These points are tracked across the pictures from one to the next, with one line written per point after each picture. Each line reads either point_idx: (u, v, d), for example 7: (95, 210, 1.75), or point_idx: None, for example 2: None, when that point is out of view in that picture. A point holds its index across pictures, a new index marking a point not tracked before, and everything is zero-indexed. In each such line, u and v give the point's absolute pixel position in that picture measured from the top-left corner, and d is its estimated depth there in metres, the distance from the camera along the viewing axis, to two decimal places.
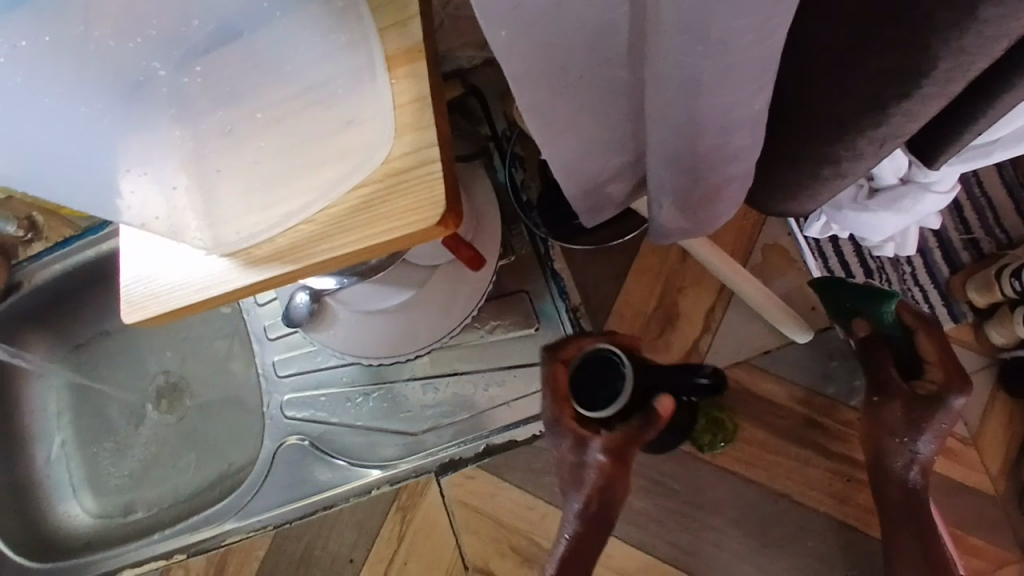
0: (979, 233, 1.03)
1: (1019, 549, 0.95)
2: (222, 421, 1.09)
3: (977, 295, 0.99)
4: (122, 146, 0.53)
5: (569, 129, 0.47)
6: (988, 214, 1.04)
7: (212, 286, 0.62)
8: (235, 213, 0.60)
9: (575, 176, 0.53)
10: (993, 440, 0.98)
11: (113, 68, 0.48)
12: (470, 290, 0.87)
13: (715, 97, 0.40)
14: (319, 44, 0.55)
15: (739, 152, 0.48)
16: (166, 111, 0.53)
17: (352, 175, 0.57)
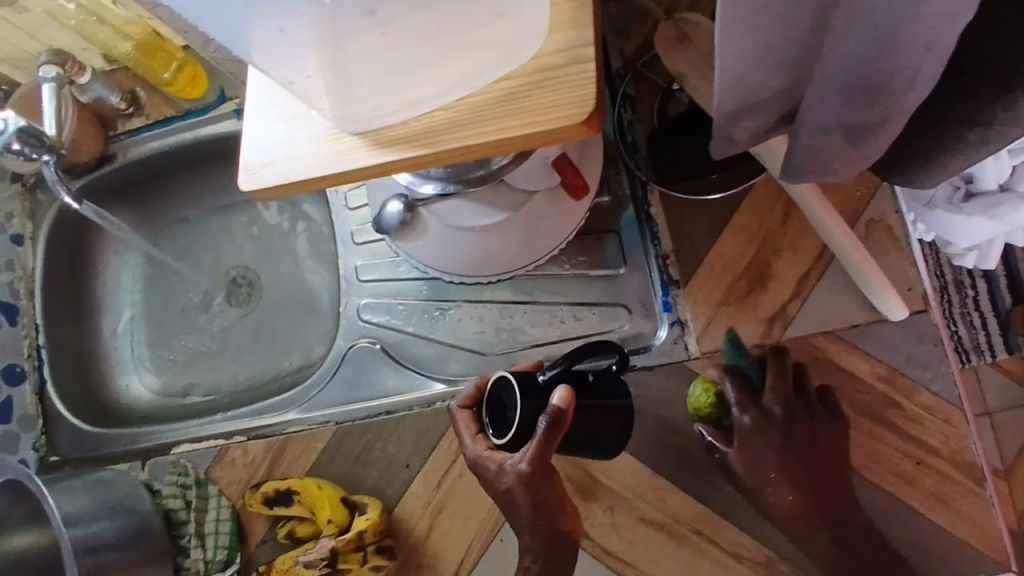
0: None
1: None
2: (287, 323, 1.12)
3: None
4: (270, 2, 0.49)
5: (747, 34, 0.46)
6: None
7: (339, 162, 0.64)
8: (366, 94, 0.60)
9: (730, 88, 0.52)
10: None
11: None
12: (563, 221, 0.86)
13: (924, 6, 0.39)
14: None
15: (913, 81, 0.47)
16: None
17: (501, 66, 0.58)
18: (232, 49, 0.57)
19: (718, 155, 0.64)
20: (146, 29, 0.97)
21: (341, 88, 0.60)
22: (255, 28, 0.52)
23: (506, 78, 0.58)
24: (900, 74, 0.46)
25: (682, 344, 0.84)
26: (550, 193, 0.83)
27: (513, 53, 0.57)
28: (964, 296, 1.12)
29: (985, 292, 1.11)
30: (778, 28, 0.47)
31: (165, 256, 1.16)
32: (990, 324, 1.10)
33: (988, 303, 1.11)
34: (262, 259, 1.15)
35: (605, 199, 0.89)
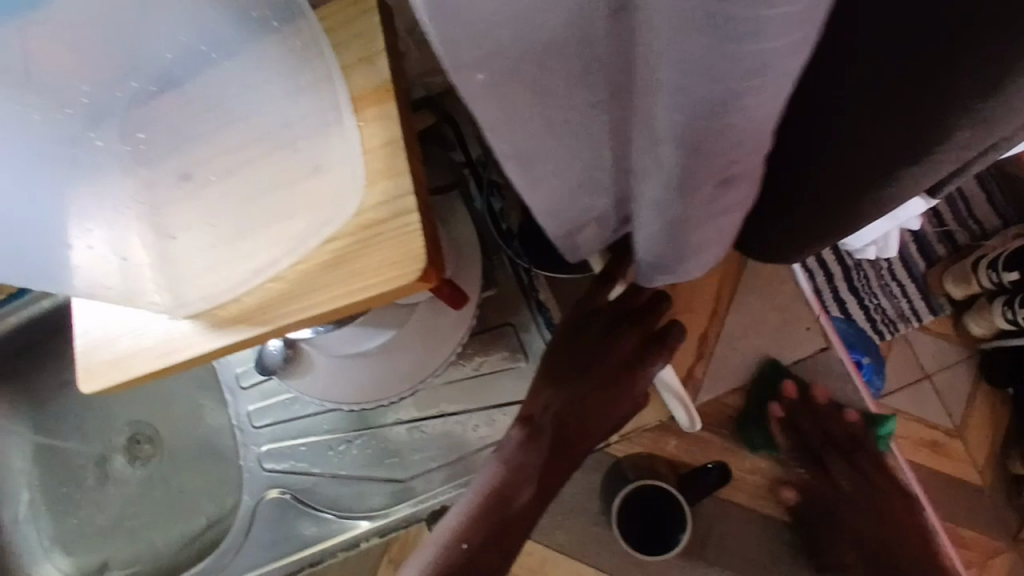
0: (953, 226, 1.21)
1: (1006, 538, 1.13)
2: (200, 470, 1.05)
3: (955, 288, 1.17)
4: (76, 205, 0.49)
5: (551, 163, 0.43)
6: (962, 207, 1.21)
7: (177, 351, 0.58)
8: (196, 270, 0.56)
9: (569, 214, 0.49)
10: (978, 434, 1.17)
11: (54, 128, 0.45)
12: (451, 326, 0.82)
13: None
14: (275, 89, 0.52)
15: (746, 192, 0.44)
16: (118, 161, 0.51)
17: (323, 229, 0.53)
18: (32, 270, 0.52)
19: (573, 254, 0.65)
20: None
21: (166, 272, 0.56)
22: (65, 240, 0.50)
23: (331, 237, 0.53)
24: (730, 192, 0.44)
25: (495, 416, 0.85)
26: (431, 304, 0.79)
27: (328, 212, 0.53)
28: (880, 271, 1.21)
29: (899, 263, 1.21)
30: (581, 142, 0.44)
31: (54, 427, 1.07)
32: (911, 290, 1.21)
33: (904, 273, 1.22)
34: (159, 410, 1.07)
35: (491, 292, 0.85)
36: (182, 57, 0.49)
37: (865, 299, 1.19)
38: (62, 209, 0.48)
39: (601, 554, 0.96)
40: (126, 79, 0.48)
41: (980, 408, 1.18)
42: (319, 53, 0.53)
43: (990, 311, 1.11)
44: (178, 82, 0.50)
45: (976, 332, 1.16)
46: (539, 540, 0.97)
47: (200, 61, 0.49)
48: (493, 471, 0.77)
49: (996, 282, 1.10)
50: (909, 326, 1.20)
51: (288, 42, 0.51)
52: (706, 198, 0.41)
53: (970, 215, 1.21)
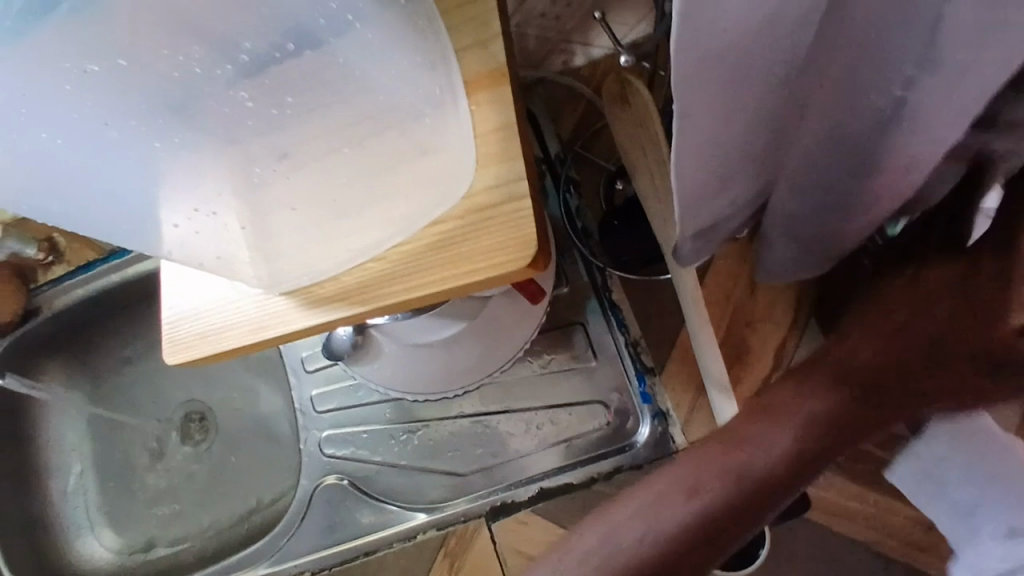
0: None
1: None
2: (250, 453, 1.05)
3: None
4: (168, 175, 0.47)
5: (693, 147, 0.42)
6: None
7: (269, 326, 0.58)
8: (296, 250, 0.55)
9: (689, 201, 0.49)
10: None
11: (154, 88, 0.40)
12: (521, 322, 0.81)
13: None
14: (403, 63, 0.47)
15: None
16: (211, 132, 0.44)
17: (431, 210, 0.53)
18: (135, 231, 0.52)
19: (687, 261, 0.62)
20: None
21: (260, 247, 0.54)
22: (156, 212, 0.49)
23: (440, 219, 0.53)
24: None
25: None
26: (505, 296, 0.78)
27: (439, 195, 0.53)
28: None
29: None
30: (724, 135, 0.43)
31: (110, 400, 1.08)
32: None
33: None
34: (213, 391, 1.07)
35: (565, 290, 0.85)
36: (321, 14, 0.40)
37: None
38: (150, 181, 0.47)
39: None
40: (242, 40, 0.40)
41: None
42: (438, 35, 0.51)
43: None
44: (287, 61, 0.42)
45: None
46: None
47: (339, 27, 0.42)
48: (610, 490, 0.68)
49: None
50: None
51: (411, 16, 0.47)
52: None
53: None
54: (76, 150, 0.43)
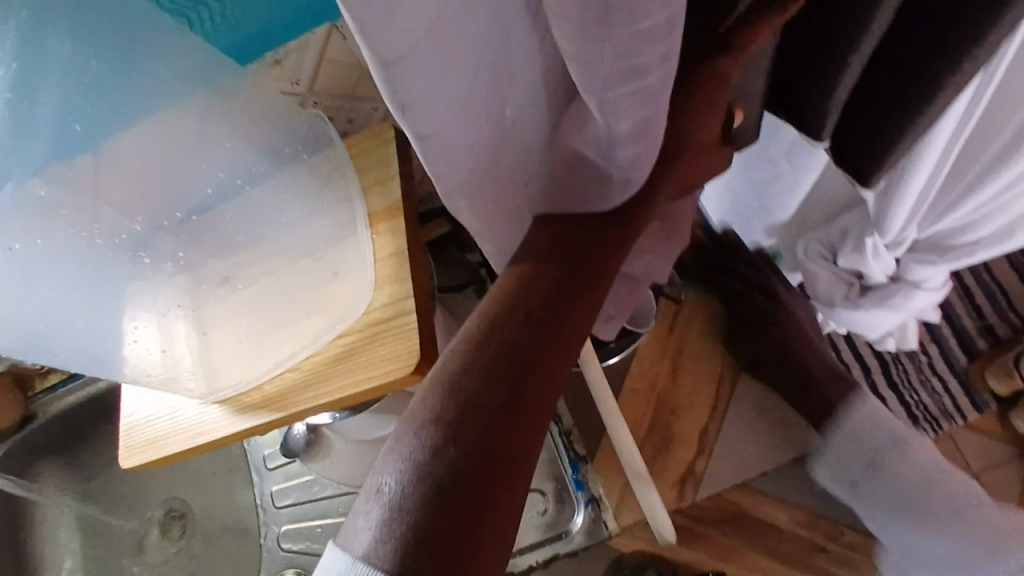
0: (992, 320, 1.36)
1: None
2: (226, 548, 1.09)
3: (997, 383, 1.28)
4: (130, 289, 0.63)
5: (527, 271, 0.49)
6: (1002, 301, 1.37)
7: (204, 431, 0.64)
8: (229, 360, 0.65)
9: None
10: None
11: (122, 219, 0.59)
12: None
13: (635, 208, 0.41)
14: (306, 202, 0.66)
15: None
16: (169, 259, 0.65)
17: (337, 325, 0.60)
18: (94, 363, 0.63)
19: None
20: None
21: (202, 358, 0.66)
22: (118, 326, 0.63)
23: (344, 333, 0.60)
24: None
25: (383, 483, 0.40)
26: None
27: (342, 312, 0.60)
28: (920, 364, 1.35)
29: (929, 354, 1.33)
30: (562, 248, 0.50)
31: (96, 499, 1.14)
32: (954, 385, 1.33)
33: (946, 366, 1.35)
34: (193, 488, 1.13)
35: None
36: (246, 171, 0.65)
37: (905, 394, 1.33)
38: (119, 306, 0.63)
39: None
40: (192, 194, 0.64)
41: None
42: (337, 175, 0.66)
43: None
44: (221, 201, 0.65)
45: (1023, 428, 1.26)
46: None
47: (255, 178, 0.66)
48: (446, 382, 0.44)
49: None
50: (953, 424, 1.31)
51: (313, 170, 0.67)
52: None
53: (1011, 309, 1.36)
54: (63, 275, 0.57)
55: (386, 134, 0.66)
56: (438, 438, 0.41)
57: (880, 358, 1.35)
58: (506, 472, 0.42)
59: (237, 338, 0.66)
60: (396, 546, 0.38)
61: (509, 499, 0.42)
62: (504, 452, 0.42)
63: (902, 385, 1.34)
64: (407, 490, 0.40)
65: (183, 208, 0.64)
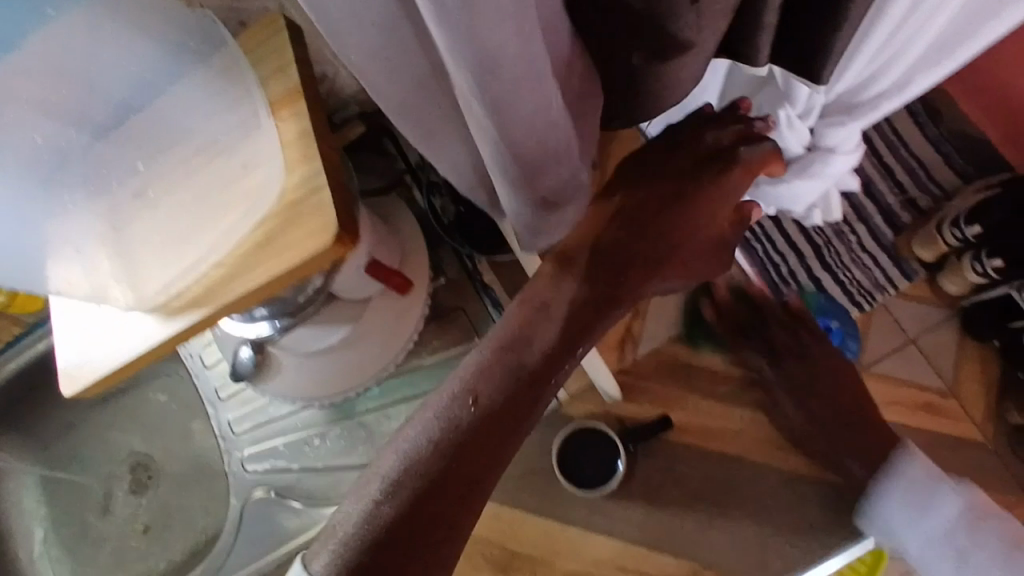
0: (916, 192, 1.37)
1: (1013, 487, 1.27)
2: (199, 490, 1.11)
3: (925, 249, 1.30)
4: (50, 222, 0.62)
5: (415, 114, 0.50)
6: (926, 171, 1.38)
7: (138, 343, 0.64)
8: (152, 273, 0.64)
9: (449, 163, 0.56)
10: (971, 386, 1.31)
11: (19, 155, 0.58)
12: (404, 316, 0.89)
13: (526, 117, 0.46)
14: (207, 102, 0.63)
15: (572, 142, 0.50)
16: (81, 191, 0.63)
17: (253, 213, 0.60)
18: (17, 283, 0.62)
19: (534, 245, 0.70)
20: None
21: (127, 275, 0.65)
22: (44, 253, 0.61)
23: (260, 222, 0.60)
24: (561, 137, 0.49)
25: (340, 518, 0.56)
26: (383, 296, 0.87)
27: (257, 200, 0.61)
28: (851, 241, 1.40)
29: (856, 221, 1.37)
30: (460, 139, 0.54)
31: (59, 466, 1.13)
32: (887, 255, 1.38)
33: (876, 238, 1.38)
34: (157, 440, 1.14)
35: (442, 282, 0.93)
36: (142, 87, 0.63)
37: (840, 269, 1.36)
38: (43, 232, 0.61)
39: (613, 533, 0.87)
40: (95, 110, 0.63)
41: (969, 363, 1.31)
42: (235, 68, 0.63)
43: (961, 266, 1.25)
44: (122, 123, 0.64)
45: (954, 288, 1.29)
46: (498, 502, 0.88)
47: (155, 91, 0.63)
48: (415, 435, 0.58)
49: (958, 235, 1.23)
50: (886, 295, 1.33)
51: (214, 69, 0.63)
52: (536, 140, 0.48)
53: (933, 179, 1.37)
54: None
55: (279, 24, 0.64)
56: (399, 477, 0.56)
57: (811, 243, 1.36)
58: (457, 496, 0.57)
59: (162, 240, 0.64)
60: (345, 565, 0.53)
61: (467, 493, 0.57)
62: (456, 472, 0.57)
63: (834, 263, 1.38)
64: (373, 518, 0.55)
65: (92, 123, 0.63)
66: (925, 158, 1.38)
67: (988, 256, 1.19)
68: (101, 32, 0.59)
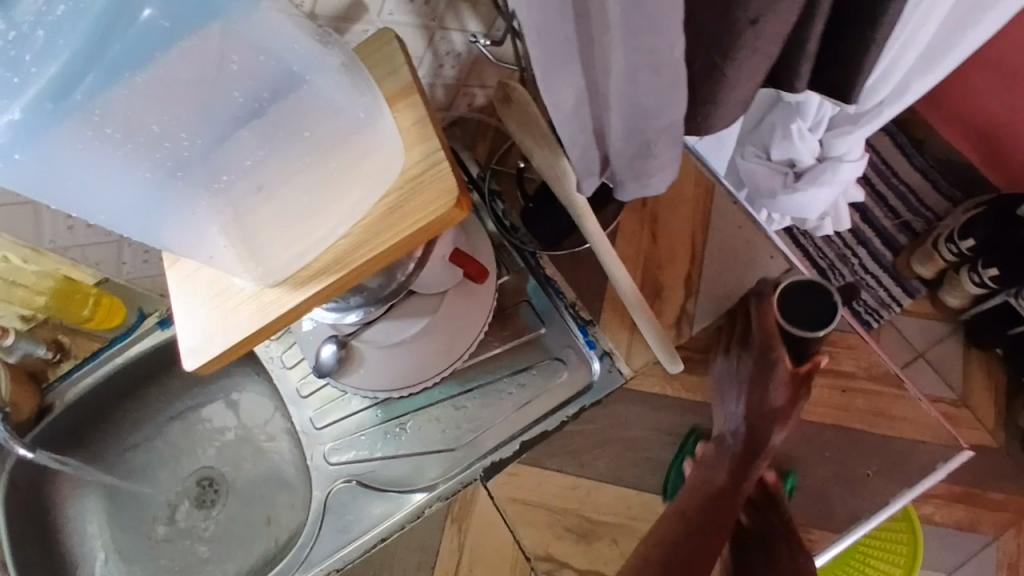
0: (909, 218, 1.54)
1: (1017, 486, 1.37)
2: (260, 501, 1.14)
3: (925, 269, 1.45)
4: (179, 199, 0.62)
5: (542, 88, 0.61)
6: (912, 198, 1.55)
7: (267, 310, 0.72)
8: (278, 249, 0.69)
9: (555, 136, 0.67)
10: (980, 399, 1.43)
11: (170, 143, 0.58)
12: (478, 305, 0.96)
13: (647, 113, 0.60)
14: (346, 92, 0.67)
15: (669, 116, 0.62)
16: (214, 179, 0.62)
17: (379, 188, 0.71)
18: (141, 235, 0.67)
19: (629, 195, 0.76)
20: (59, 278, 1.03)
21: (251, 252, 0.68)
22: (171, 220, 0.64)
23: (384, 196, 0.71)
24: (663, 111, 0.61)
25: None
26: (458, 288, 0.94)
27: (380, 175, 0.70)
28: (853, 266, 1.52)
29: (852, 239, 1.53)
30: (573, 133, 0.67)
31: (124, 482, 1.17)
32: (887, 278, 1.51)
33: (875, 264, 1.52)
34: (222, 454, 1.18)
35: (507, 278, 1.01)
36: (306, 63, 0.63)
37: (847, 292, 1.50)
38: (172, 211, 0.63)
39: None
40: (253, 88, 0.59)
41: (976, 376, 1.44)
42: (358, 71, 0.71)
43: (960, 278, 1.38)
44: (277, 105, 0.61)
45: (954, 302, 1.43)
46: (579, 474, 0.95)
47: (312, 72, 0.63)
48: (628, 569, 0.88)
49: (955, 253, 1.37)
50: (892, 312, 1.48)
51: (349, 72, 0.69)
52: (646, 105, 0.59)
53: (919, 204, 1.54)
54: (115, 174, 0.59)
55: (389, 38, 0.76)
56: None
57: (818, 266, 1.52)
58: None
59: (294, 212, 0.67)
60: None
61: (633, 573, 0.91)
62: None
63: (841, 287, 1.51)
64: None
65: (262, 92, 0.60)
66: (912, 183, 1.55)
67: (983, 266, 1.32)
68: (274, 20, 0.60)
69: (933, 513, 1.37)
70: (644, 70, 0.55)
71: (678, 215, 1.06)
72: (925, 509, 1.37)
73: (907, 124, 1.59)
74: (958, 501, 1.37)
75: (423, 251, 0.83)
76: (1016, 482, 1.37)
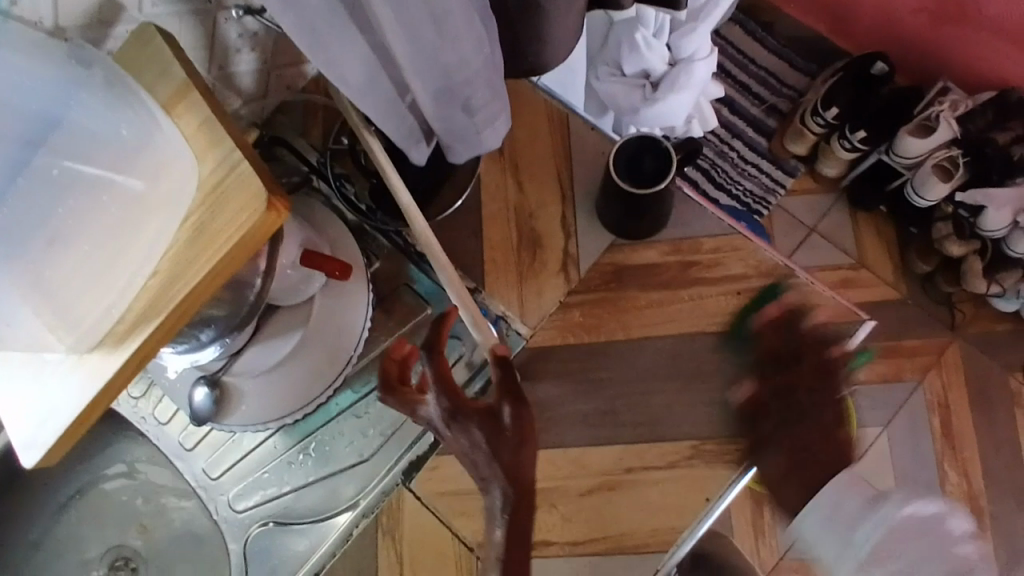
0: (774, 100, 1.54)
1: (927, 329, 1.42)
2: (184, 563, 1.04)
3: (798, 147, 1.47)
4: None
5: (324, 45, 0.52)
6: (773, 81, 1.54)
7: (90, 379, 0.61)
8: (90, 306, 0.60)
9: (363, 96, 0.59)
10: (878, 258, 1.46)
11: None
12: (354, 301, 0.87)
13: (449, 44, 0.53)
14: (115, 114, 0.60)
15: (474, 42, 0.55)
16: None
17: (179, 209, 0.60)
18: None
19: (464, 157, 0.71)
20: None
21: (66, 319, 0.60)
22: None
23: (186, 217, 0.60)
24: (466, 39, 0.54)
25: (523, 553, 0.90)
26: (325, 292, 0.86)
27: (176, 193, 0.60)
28: (732, 159, 1.52)
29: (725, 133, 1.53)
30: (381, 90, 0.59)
31: None
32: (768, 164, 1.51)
33: (753, 153, 1.52)
34: (129, 527, 1.07)
35: (378, 265, 0.94)
36: (54, 102, 0.59)
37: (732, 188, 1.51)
38: None
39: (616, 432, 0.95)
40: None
41: (868, 238, 1.46)
42: (122, 83, 0.62)
43: (834, 150, 1.40)
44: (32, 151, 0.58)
45: (833, 172, 1.46)
46: None
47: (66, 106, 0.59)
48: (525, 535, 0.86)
49: (822, 124, 1.39)
50: (779, 196, 1.50)
51: (113, 88, 0.61)
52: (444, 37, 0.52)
53: (781, 86, 1.54)
54: None
55: (151, 32, 0.65)
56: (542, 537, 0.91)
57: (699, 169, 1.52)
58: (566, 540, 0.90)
59: (86, 267, 0.59)
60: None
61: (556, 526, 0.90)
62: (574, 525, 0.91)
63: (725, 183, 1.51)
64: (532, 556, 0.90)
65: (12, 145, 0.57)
66: (772, 66, 1.54)
67: (852, 129, 1.35)
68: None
69: (858, 375, 1.41)
70: (425, 18, 0.50)
71: (538, 154, 1.00)
72: (850, 373, 1.41)
73: (753, 8, 1.58)
74: (878, 358, 1.41)
75: (268, 260, 0.74)
76: (924, 325, 1.42)
